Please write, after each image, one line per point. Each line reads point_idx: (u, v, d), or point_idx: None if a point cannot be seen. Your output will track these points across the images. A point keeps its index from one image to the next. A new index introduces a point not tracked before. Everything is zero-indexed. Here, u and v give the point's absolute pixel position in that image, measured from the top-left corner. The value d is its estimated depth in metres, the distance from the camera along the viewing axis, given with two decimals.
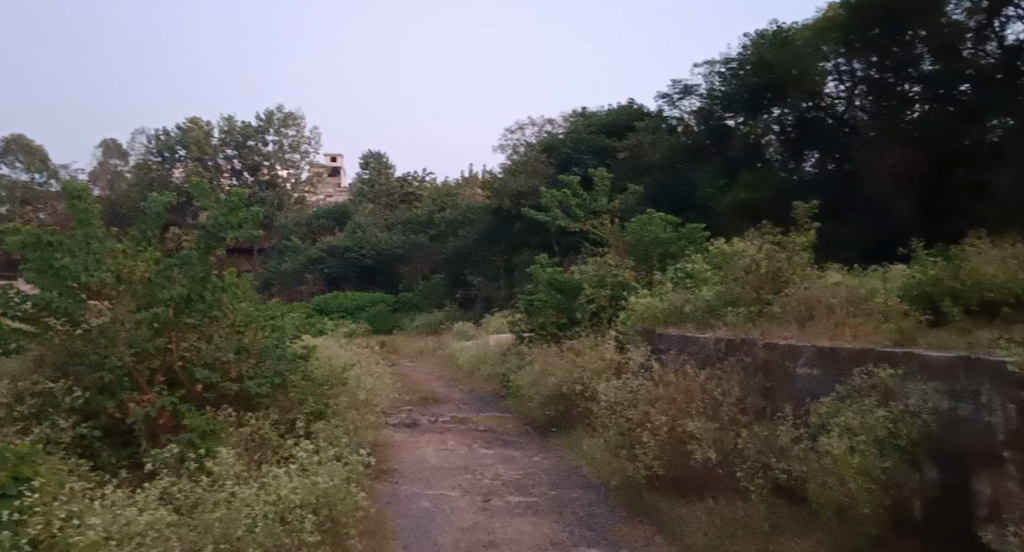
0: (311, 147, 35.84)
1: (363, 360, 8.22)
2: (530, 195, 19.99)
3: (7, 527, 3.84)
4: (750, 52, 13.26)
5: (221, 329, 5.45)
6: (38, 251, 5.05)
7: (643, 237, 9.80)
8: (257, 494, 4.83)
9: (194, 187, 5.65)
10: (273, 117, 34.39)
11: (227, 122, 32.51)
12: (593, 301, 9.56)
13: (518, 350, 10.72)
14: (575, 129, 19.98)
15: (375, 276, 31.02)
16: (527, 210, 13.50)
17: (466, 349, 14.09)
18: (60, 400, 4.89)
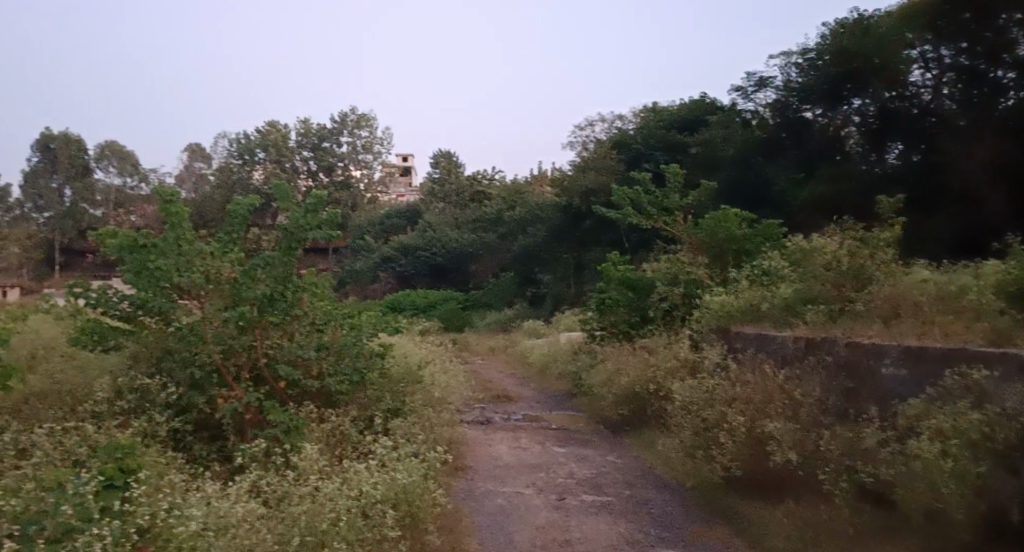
0: (383, 147, 36.41)
1: (438, 358, 8.35)
2: (600, 192, 19.96)
3: (117, 517, 4.14)
4: (829, 41, 12.79)
5: (301, 328, 5.62)
6: (133, 253, 5.30)
7: (717, 234, 9.59)
8: (340, 489, 4.99)
9: (276, 190, 5.84)
10: (347, 118, 34.99)
11: (304, 123, 33.33)
12: (666, 299, 9.40)
13: (589, 348, 10.70)
14: (645, 125, 19.94)
15: (447, 274, 31.20)
16: (598, 208, 13.33)
17: (538, 347, 14.15)
18: (155, 395, 5.13)
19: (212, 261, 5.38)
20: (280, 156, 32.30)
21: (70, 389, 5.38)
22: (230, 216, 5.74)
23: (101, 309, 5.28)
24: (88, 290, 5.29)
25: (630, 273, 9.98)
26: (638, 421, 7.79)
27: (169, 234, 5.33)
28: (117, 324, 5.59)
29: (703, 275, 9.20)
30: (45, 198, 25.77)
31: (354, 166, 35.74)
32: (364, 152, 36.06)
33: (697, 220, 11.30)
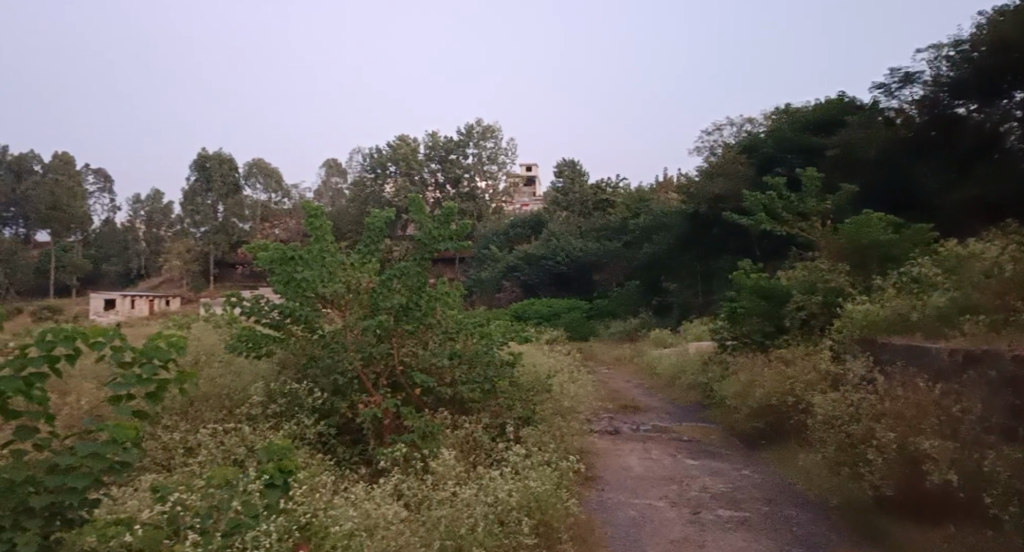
0: (508, 158, 36.72)
1: (568, 367, 8.43)
2: (731, 198, 19.09)
3: (279, 514, 4.51)
4: (986, 31, 11.86)
5: (435, 336, 5.77)
6: (283, 265, 5.61)
7: (858, 239, 9.18)
8: (476, 495, 5.10)
9: (411, 202, 6.04)
10: (473, 130, 35.63)
11: (432, 137, 34.03)
12: (803, 308, 8.97)
13: (721, 359, 10.52)
14: (777, 126, 18.09)
15: (570, 283, 30.80)
16: (729, 214, 12.96)
17: (665, 356, 14.02)
18: (303, 400, 5.44)
19: (352, 272, 5.63)
20: (409, 169, 33.64)
21: (230, 392, 5.81)
22: (369, 228, 5.98)
23: (255, 318, 5.67)
24: (243, 299, 5.68)
25: (765, 282, 9.73)
26: (777, 435, 7.53)
27: (312, 245, 5.64)
28: (269, 331, 5.98)
29: (845, 282, 8.75)
30: (200, 215, 33.86)
31: (480, 177, 36.13)
32: (489, 164, 36.36)
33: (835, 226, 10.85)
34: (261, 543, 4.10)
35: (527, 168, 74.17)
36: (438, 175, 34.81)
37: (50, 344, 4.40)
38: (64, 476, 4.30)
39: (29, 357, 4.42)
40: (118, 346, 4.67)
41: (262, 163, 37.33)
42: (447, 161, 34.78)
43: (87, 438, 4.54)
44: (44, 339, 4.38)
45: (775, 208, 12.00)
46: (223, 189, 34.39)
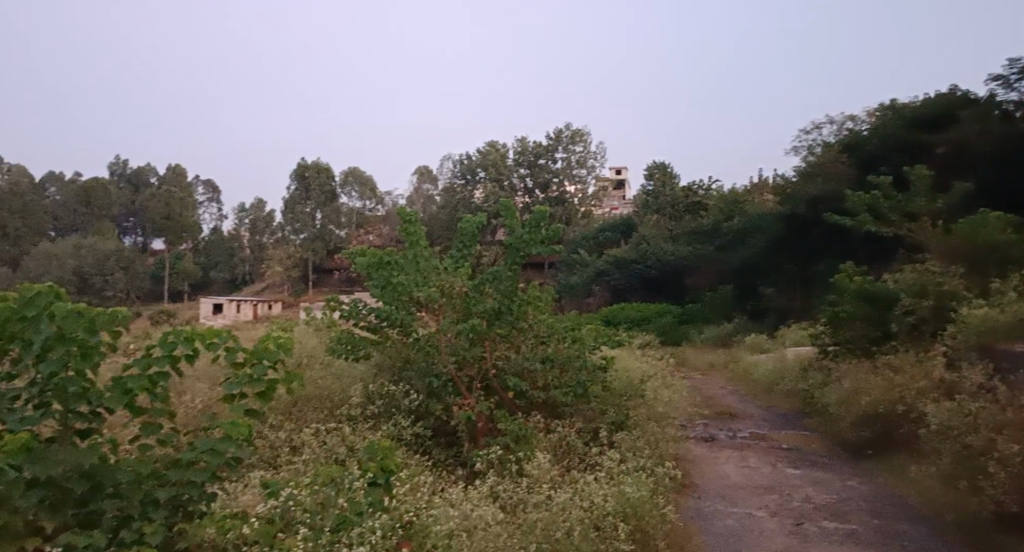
0: (597, 162, 36.62)
1: (662, 372, 8.38)
2: (829, 200, 17.66)
3: (381, 512, 4.65)
4: None
5: (527, 340, 5.82)
6: (379, 270, 5.77)
7: (976, 239, 8.89)
8: (571, 499, 5.10)
9: (502, 207, 6.10)
10: (562, 134, 35.89)
11: (522, 142, 34.58)
12: (911, 312, 8.56)
13: (822, 365, 10.28)
14: (879, 122, 16.73)
15: (661, 288, 30.06)
16: (826, 215, 12.54)
17: (761, 362, 13.72)
18: (400, 402, 5.58)
19: (446, 276, 5.73)
20: (498, 175, 34.56)
21: (331, 393, 6.04)
22: (460, 232, 6.07)
23: (353, 321, 5.86)
24: (342, 303, 5.88)
25: (868, 284, 9.23)
26: (888, 447, 7.22)
27: (408, 250, 5.79)
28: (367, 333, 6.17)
29: (959, 285, 8.29)
30: (300, 222, 36.17)
31: (569, 181, 36.28)
32: (578, 168, 36.50)
33: (947, 226, 10.32)
34: (366, 540, 4.25)
35: (616, 172, 73.42)
36: (527, 180, 35.69)
37: (172, 345, 4.66)
38: (184, 470, 4.55)
39: (153, 357, 4.69)
40: (231, 346, 4.88)
41: (353, 169, 39.43)
42: (536, 166, 35.57)
43: (204, 435, 4.78)
44: (166, 340, 4.64)
45: (879, 208, 11.54)
46: (320, 197, 36.73)
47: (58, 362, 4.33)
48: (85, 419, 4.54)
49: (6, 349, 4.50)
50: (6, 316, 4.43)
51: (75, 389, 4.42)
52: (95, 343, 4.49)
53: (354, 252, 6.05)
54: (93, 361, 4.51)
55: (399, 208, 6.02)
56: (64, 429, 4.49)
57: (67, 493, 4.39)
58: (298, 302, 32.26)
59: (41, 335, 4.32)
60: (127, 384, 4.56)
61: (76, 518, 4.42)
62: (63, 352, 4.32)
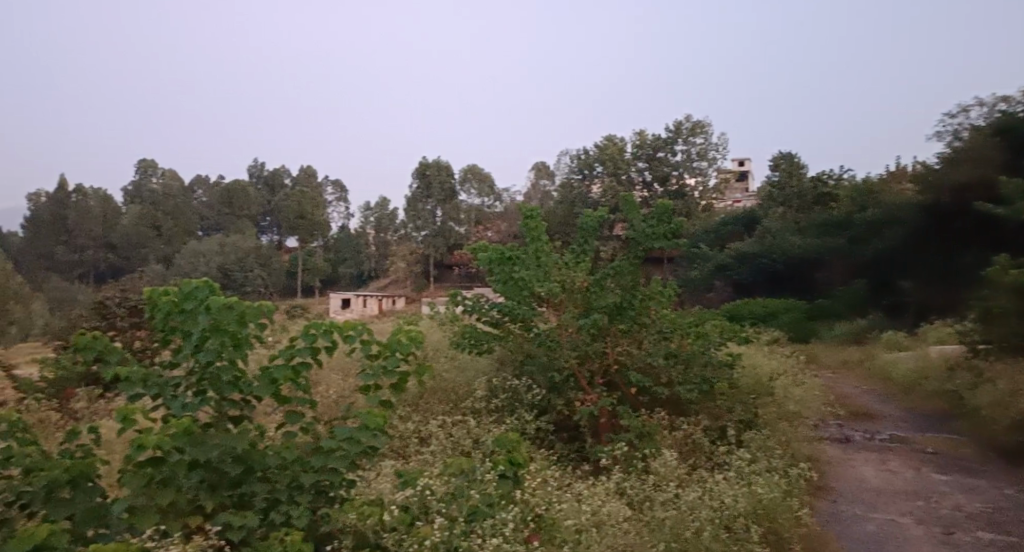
0: (719, 153, 35.13)
1: (794, 372, 8.27)
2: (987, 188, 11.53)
3: (510, 504, 4.73)
4: None
5: (650, 336, 5.74)
6: (502, 265, 5.87)
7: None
8: (700, 498, 5.00)
9: (624, 201, 6.04)
10: (682, 126, 34.77)
11: (638, 134, 33.48)
12: None
13: (972, 366, 10.20)
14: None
15: None
16: None
17: (902, 363, 13.20)
18: (523, 395, 5.65)
19: (566, 271, 5.74)
20: (616, 170, 33.39)
21: (455, 387, 6.22)
22: (581, 227, 6.09)
23: (476, 316, 5.99)
24: (464, 298, 6.04)
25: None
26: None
27: (529, 244, 5.85)
28: (490, 329, 6.31)
29: None
30: (422, 220, 39.38)
31: (690, 174, 35.18)
32: (699, 160, 35.22)
33: None
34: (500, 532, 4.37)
35: (738, 165, 70.30)
36: (645, 175, 34.03)
37: (313, 337, 4.84)
38: (326, 457, 4.76)
39: (297, 349, 4.88)
40: (366, 339, 5.04)
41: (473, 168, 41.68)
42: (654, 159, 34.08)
43: (343, 423, 5.00)
44: (307, 332, 4.83)
45: None
46: (442, 196, 40.26)
47: (213, 352, 4.60)
48: (237, 406, 4.81)
49: (169, 339, 4.85)
50: (168, 308, 4.75)
51: (228, 377, 4.68)
52: (245, 334, 4.73)
53: (476, 245, 6.16)
54: (243, 352, 4.77)
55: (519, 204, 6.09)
56: (220, 415, 4.77)
57: (223, 475, 4.66)
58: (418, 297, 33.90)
59: (197, 326, 4.61)
60: (273, 374, 4.78)
61: (230, 499, 4.68)
62: (218, 342, 4.58)
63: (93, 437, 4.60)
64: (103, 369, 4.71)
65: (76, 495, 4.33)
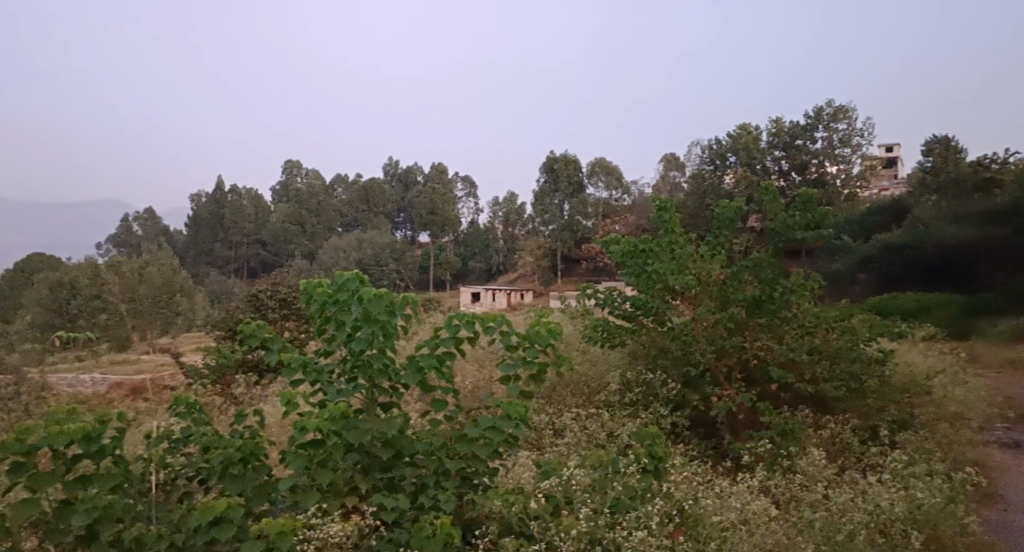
0: (866, 139, 33.24)
1: (958, 370, 7.95)
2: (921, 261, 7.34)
3: (652, 499, 4.71)
4: None
5: (791, 330, 5.72)
6: (634, 257, 6.07)
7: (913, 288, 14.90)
8: (853, 501, 4.78)
9: (763, 190, 5.99)
10: (824, 112, 33.18)
11: (776, 125, 32.63)
12: None
13: None
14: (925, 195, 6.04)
15: None
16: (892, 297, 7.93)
17: None
18: (659, 390, 5.67)
19: (703, 263, 5.92)
20: (751, 159, 32.72)
21: (586, 380, 6.40)
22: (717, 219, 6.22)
23: (609, 309, 6.33)
24: (598, 292, 6.47)
25: None
26: None
27: (662, 236, 5.98)
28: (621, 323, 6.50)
29: None
30: (550, 214, 41.94)
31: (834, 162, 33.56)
32: (843, 146, 33.57)
33: None
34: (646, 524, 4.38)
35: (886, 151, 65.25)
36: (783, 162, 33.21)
37: (457, 328, 4.97)
38: (471, 445, 4.90)
39: (441, 339, 5.03)
40: (506, 329, 5.13)
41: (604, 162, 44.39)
42: (794, 149, 33.12)
43: (486, 413, 5.13)
44: (451, 322, 4.95)
45: None
46: (568, 188, 42.84)
47: (365, 340, 4.80)
48: (387, 393, 4.99)
49: (323, 328, 5.11)
50: (323, 299, 5.03)
51: (379, 365, 4.87)
52: (393, 324, 4.93)
53: (608, 239, 6.33)
54: (393, 342, 4.96)
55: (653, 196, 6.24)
56: (371, 402, 4.96)
57: (375, 459, 4.86)
58: (546, 296, 35.32)
59: (351, 315, 4.84)
60: (420, 362, 4.94)
61: (382, 482, 4.84)
62: (370, 331, 4.79)
63: (258, 419, 4.92)
64: (268, 355, 5.08)
65: (245, 472, 4.61)
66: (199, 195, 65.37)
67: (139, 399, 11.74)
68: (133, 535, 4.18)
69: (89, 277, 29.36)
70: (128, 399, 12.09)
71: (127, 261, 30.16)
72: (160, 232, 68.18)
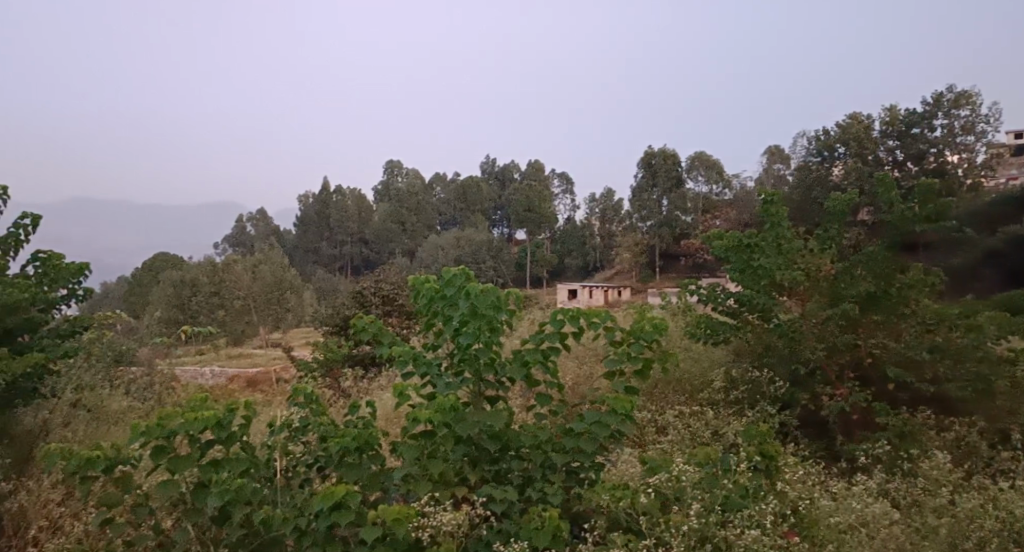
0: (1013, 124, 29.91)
1: None
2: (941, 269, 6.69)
3: (761, 500, 4.58)
4: None
5: (910, 327, 6.03)
6: (740, 253, 6.87)
7: None
8: (982, 507, 4.54)
9: (878, 182, 6.42)
10: None
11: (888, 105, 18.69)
12: None
13: None
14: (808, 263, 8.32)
15: None
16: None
17: None
18: (765, 389, 6.27)
19: (812, 258, 6.50)
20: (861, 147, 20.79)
21: (689, 377, 7.17)
22: (828, 213, 6.71)
23: (713, 305, 6.99)
24: (702, 289, 7.13)
25: None
26: None
27: (770, 230, 6.73)
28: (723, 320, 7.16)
29: None
30: (648, 209, 41.87)
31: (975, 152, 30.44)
32: None
33: None
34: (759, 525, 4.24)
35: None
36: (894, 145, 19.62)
37: (561, 323, 4.99)
38: (577, 439, 4.91)
39: (546, 333, 5.05)
40: (610, 325, 5.10)
41: (703, 154, 42.81)
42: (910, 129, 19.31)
43: (592, 408, 5.13)
44: (556, 318, 4.97)
45: None
46: (669, 183, 41.82)
47: (472, 335, 4.89)
48: (493, 387, 5.07)
49: (430, 323, 5.23)
50: (430, 294, 5.15)
51: (486, 359, 4.96)
52: (499, 319, 4.99)
53: (716, 235, 7.13)
54: (498, 336, 5.02)
55: (765, 195, 6.84)
56: (478, 395, 5.03)
57: (482, 451, 4.96)
58: (642, 293, 36.16)
59: (459, 311, 4.94)
60: (525, 356, 5.00)
61: (490, 474, 4.95)
62: (477, 326, 4.86)
63: (370, 411, 5.12)
64: (380, 349, 5.27)
65: (360, 461, 4.80)
66: (307, 199, 69.95)
67: (260, 391, 12.91)
68: (262, 518, 4.43)
69: (208, 276, 31.60)
70: (245, 390, 12.95)
71: (239, 260, 32.17)
72: (271, 232, 72.05)
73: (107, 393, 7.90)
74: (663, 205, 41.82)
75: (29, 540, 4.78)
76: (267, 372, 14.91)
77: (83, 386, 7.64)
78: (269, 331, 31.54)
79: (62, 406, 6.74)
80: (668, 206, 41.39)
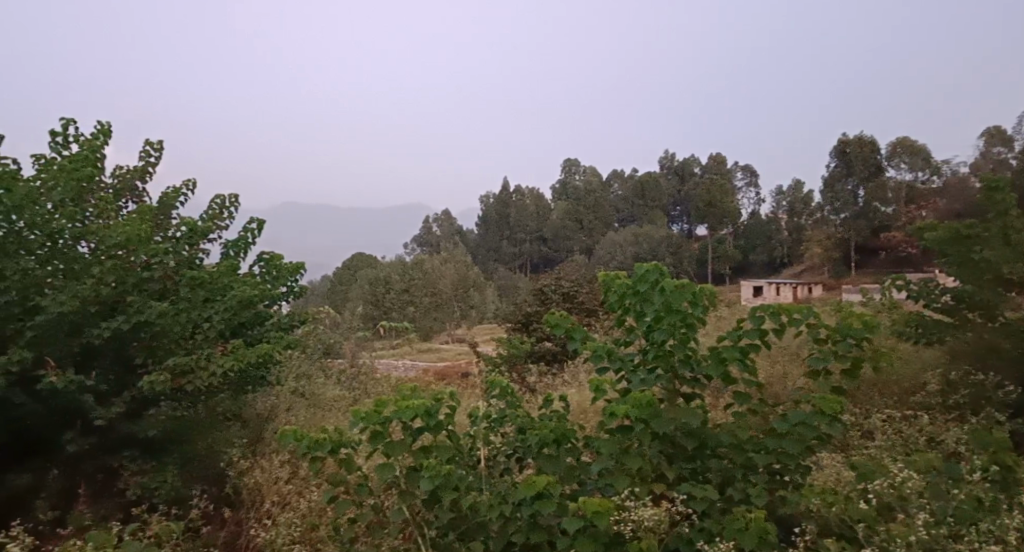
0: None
1: None
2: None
3: (996, 515, 4.17)
4: None
5: None
6: (960, 243, 6.79)
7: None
8: None
9: None
10: None
11: None
12: None
13: None
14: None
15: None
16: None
17: None
18: (991, 393, 6.14)
19: None
20: None
21: (898, 379, 7.36)
22: None
23: (925, 302, 6.95)
24: (911, 285, 7.18)
25: None
26: None
27: (996, 218, 6.70)
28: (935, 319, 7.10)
29: None
30: (842, 202, 39.82)
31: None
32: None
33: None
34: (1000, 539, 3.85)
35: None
36: None
37: (761, 319, 4.85)
38: (781, 439, 4.74)
39: (744, 330, 4.94)
40: (814, 323, 4.84)
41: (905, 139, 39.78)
42: None
43: (795, 408, 4.92)
44: (756, 313, 4.85)
45: None
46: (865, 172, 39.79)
47: (668, 330, 4.89)
48: (689, 385, 5.01)
49: (622, 319, 5.24)
50: (623, 291, 5.15)
51: (683, 356, 4.93)
52: (696, 316, 4.93)
53: (926, 225, 7.25)
54: (696, 333, 4.98)
55: (986, 179, 6.82)
56: (673, 392, 4.99)
57: (679, 449, 4.91)
58: (841, 285, 34.76)
59: (653, 306, 4.94)
60: (722, 354, 4.88)
61: (687, 472, 4.90)
62: (672, 322, 4.85)
63: (562, 405, 5.19)
64: (571, 344, 5.34)
65: (558, 453, 4.89)
66: (483, 201, 74.17)
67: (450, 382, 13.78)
68: (470, 502, 4.66)
69: (400, 275, 34.01)
70: (434, 382, 13.92)
71: (428, 259, 34.38)
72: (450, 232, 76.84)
73: (321, 382, 8.75)
74: (859, 195, 39.47)
75: (264, 513, 5.38)
76: (453, 368, 16.03)
77: (300, 376, 8.53)
78: (455, 328, 33.50)
79: (285, 394, 7.56)
80: (865, 198, 38.62)
